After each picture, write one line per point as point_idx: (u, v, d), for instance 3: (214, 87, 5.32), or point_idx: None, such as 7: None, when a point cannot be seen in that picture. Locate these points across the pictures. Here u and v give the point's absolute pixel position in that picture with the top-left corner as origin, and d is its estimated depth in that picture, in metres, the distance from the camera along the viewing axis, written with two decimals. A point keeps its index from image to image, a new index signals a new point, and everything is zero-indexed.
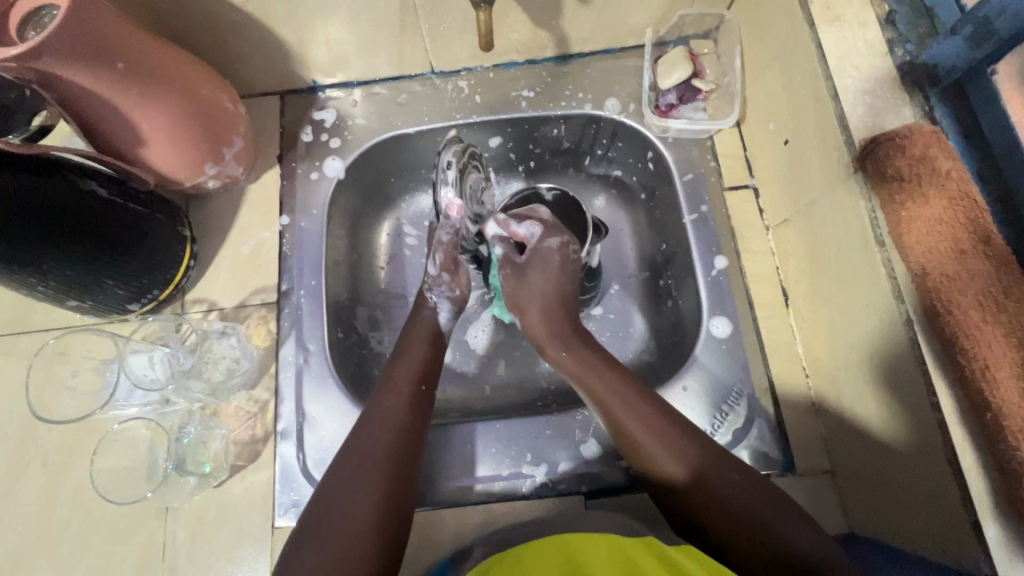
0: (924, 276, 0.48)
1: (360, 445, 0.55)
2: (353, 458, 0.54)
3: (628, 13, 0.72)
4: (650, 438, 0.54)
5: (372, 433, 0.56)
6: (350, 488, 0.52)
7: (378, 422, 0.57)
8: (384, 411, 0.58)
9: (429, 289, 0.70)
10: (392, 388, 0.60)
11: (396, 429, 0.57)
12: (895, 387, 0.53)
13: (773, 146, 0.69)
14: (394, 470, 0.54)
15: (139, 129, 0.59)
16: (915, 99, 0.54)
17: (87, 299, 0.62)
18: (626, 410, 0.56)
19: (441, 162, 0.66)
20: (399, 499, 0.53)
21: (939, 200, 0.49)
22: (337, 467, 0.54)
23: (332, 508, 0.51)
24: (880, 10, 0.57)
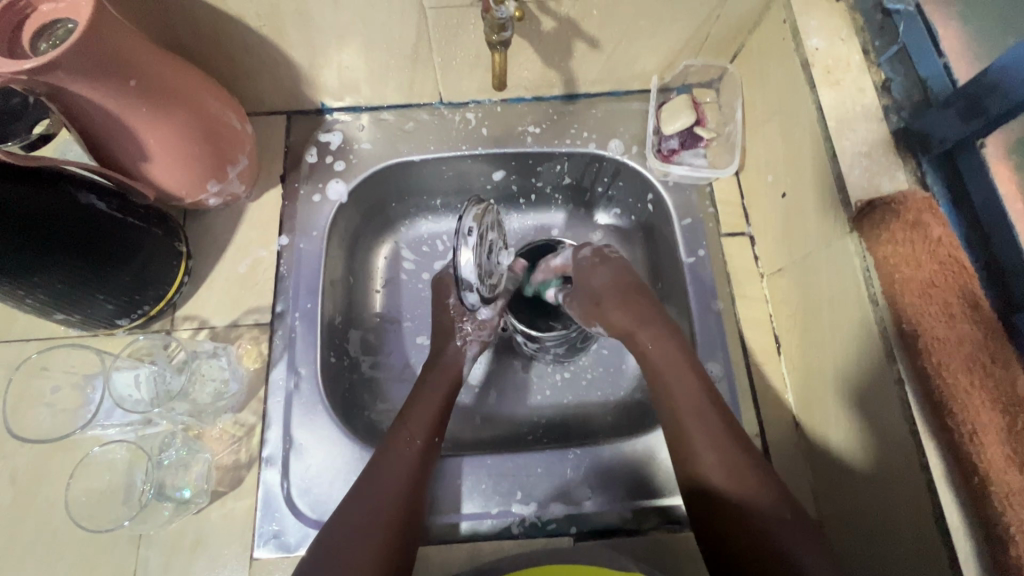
0: (918, 336, 0.50)
1: (365, 499, 0.56)
2: (359, 511, 0.55)
3: (635, 59, 0.75)
4: (704, 434, 0.57)
5: (380, 486, 0.57)
6: (352, 541, 0.53)
7: (390, 471, 0.58)
8: (395, 464, 0.58)
9: (461, 334, 0.72)
10: (404, 438, 0.61)
11: (403, 482, 0.58)
12: (879, 437, 0.54)
13: (769, 197, 0.71)
14: (395, 527, 0.55)
15: (144, 145, 0.58)
16: (907, 164, 0.57)
17: (75, 312, 0.61)
18: (691, 408, 0.59)
19: (461, 225, 0.59)
20: (398, 554, 0.54)
21: (931, 264, 0.51)
22: (339, 518, 0.55)
23: (338, 557, 0.52)
24: (876, 77, 0.61)
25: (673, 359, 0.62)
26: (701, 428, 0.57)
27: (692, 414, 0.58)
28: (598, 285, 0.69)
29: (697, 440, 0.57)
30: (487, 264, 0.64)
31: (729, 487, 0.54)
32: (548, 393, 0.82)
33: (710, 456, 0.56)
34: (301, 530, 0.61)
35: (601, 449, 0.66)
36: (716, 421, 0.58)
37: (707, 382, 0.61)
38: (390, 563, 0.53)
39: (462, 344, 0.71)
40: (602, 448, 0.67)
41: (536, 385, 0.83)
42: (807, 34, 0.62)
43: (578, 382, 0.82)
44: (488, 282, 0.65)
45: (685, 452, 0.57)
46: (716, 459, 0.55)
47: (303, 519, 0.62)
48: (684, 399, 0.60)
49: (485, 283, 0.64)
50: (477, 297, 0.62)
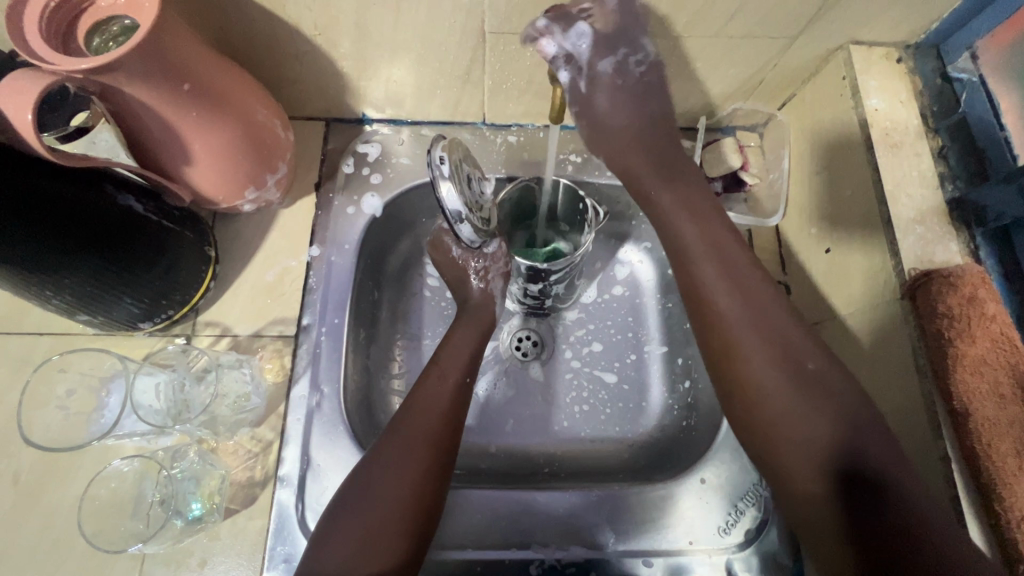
0: (967, 416, 0.49)
1: (405, 427, 0.58)
2: (397, 436, 0.57)
3: (685, 99, 0.74)
4: (801, 408, 0.52)
5: (417, 418, 0.59)
6: (393, 463, 0.56)
7: (421, 411, 0.60)
8: (430, 399, 0.60)
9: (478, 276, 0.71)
10: (437, 375, 0.63)
11: (439, 414, 0.59)
12: None
13: (811, 250, 0.70)
14: (433, 453, 0.57)
15: (189, 149, 0.56)
16: (961, 235, 0.57)
17: (99, 314, 0.59)
18: (788, 385, 0.53)
19: (431, 160, 0.57)
20: (438, 478, 0.56)
21: (984, 341, 0.50)
22: (382, 446, 0.57)
23: (370, 487, 0.54)
24: (933, 144, 0.60)
25: (759, 354, 0.55)
26: (788, 399, 0.52)
27: (782, 385, 0.53)
28: (667, 208, 0.62)
29: (806, 446, 0.51)
30: (474, 196, 0.63)
31: (861, 498, 0.48)
32: (566, 425, 0.81)
33: (812, 459, 0.50)
34: None
35: (624, 494, 0.65)
36: (805, 369, 0.53)
37: (830, 376, 0.53)
38: (430, 484, 0.56)
39: (485, 283, 0.71)
40: (625, 492, 0.65)
41: (555, 415, 0.81)
42: (867, 93, 0.62)
43: (597, 417, 0.81)
44: (478, 214, 0.62)
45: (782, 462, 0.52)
46: (811, 440, 0.51)
47: None
48: (774, 395, 0.53)
49: (475, 213, 0.61)
50: (472, 227, 0.60)
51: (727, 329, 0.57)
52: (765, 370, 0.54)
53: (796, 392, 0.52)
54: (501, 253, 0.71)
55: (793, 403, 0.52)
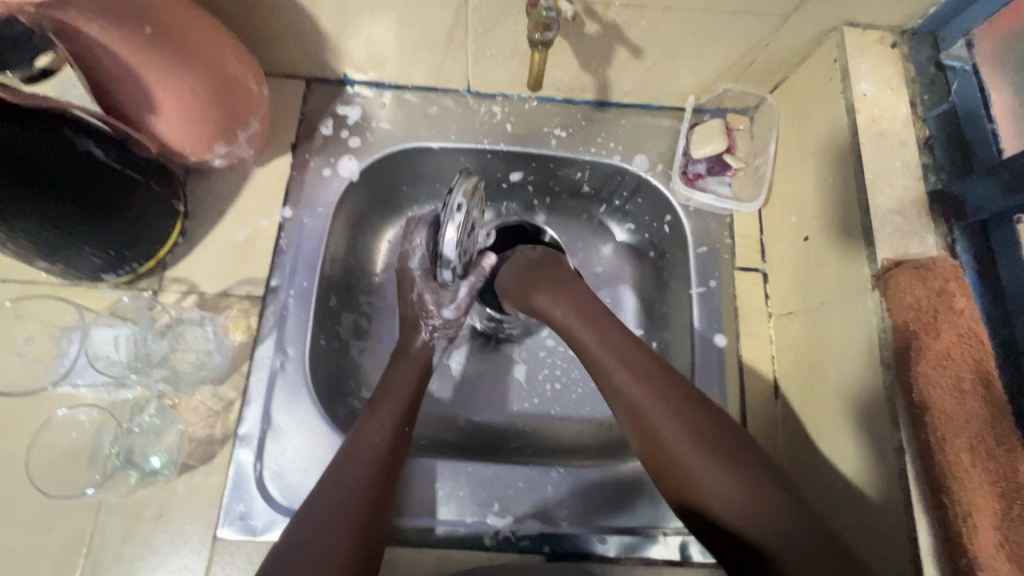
0: (926, 410, 0.49)
1: (340, 484, 0.56)
2: (331, 496, 0.55)
3: (674, 76, 0.72)
4: (713, 472, 0.54)
5: (348, 475, 0.56)
6: (325, 525, 0.52)
7: (355, 470, 0.57)
8: (367, 451, 0.58)
9: (429, 329, 0.70)
10: (375, 425, 0.61)
11: (374, 470, 0.57)
12: (859, 455, 0.55)
13: (790, 238, 0.69)
14: (370, 511, 0.55)
15: (153, 97, 0.55)
16: (938, 228, 0.56)
17: (58, 261, 0.58)
18: (694, 449, 0.55)
19: (450, 202, 0.60)
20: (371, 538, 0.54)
21: (949, 335, 0.49)
22: (314, 506, 0.54)
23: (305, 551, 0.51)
24: (920, 133, 0.59)
25: (689, 452, 0.56)
26: (706, 474, 0.54)
27: (693, 454, 0.55)
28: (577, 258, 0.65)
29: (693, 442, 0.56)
30: (467, 244, 0.65)
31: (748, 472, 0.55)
32: (534, 402, 0.81)
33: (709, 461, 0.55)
34: (269, 516, 0.59)
35: (585, 471, 0.65)
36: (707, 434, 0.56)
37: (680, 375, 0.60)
38: (365, 545, 0.53)
39: (429, 338, 0.70)
40: (585, 471, 0.65)
41: (524, 392, 0.81)
42: (857, 77, 0.60)
43: (567, 395, 0.81)
44: (464, 262, 0.66)
45: (683, 473, 0.56)
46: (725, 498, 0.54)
47: (272, 504, 0.60)
48: (698, 470, 0.55)
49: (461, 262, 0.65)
50: (451, 274, 0.65)
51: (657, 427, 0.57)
52: (692, 457, 0.55)
53: (706, 454, 0.55)
54: (458, 322, 0.72)
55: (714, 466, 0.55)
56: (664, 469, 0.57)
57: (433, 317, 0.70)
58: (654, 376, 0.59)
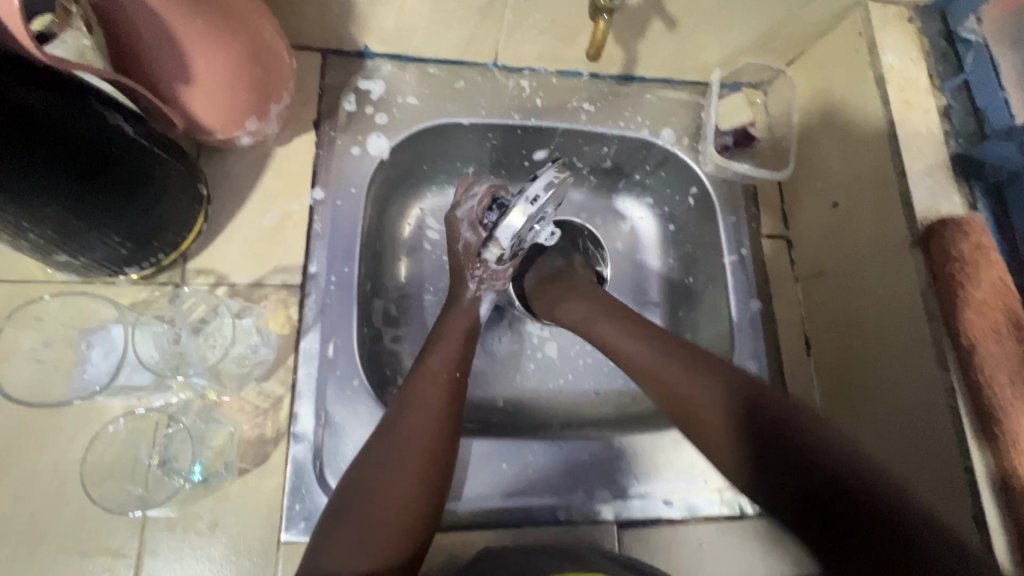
0: (973, 351, 0.54)
1: (397, 432, 0.57)
2: (396, 437, 0.56)
3: (701, 50, 0.74)
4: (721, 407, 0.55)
5: (416, 429, 0.57)
6: (384, 470, 0.55)
7: (417, 414, 0.58)
8: (422, 399, 0.59)
9: (479, 282, 0.70)
10: (428, 374, 0.61)
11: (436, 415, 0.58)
12: (906, 401, 0.60)
13: (815, 204, 0.73)
14: (431, 454, 0.56)
15: (188, 68, 0.49)
16: (962, 189, 0.61)
17: (80, 255, 0.51)
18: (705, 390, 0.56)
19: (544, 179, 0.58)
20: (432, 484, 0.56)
21: (988, 284, 0.55)
22: (371, 452, 0.56)
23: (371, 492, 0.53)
24: (939, 102, 0.64)
25: (701, 394, 0.56)
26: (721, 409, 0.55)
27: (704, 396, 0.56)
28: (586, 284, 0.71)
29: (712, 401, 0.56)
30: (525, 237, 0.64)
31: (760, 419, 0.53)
32: (571, 378, 0.81)
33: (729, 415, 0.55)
34: None
35: (644, 439, 0.67)
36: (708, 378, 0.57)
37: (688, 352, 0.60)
38: (427, 491, 0.55)
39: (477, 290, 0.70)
40: (645, 439, 0.67)
41: (561, 368, 0.82)
42: (883, 50, 0.64)
43: (602, 369, 0.82)
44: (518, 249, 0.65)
45: (700, 419, 0.56)
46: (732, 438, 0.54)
47: None
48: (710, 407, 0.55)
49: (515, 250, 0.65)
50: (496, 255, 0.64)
51: (668, 383, 0.58)
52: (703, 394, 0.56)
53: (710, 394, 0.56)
54: (504, 273, 0.70)
55: (719, 402, 0.55)
56: (698, 421, 0.56)
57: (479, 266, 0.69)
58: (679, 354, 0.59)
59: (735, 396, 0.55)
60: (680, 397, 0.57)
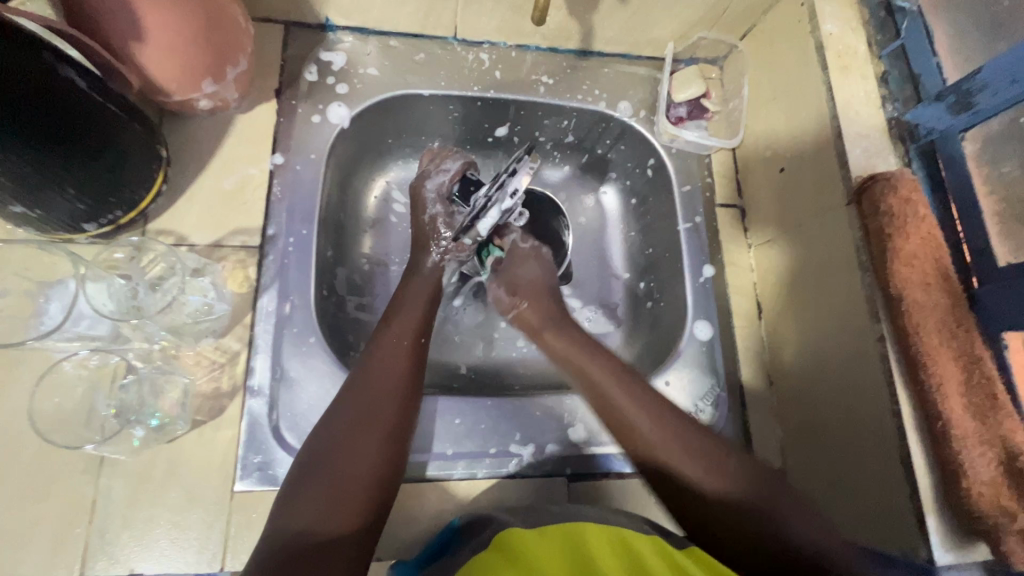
0: (902, 300, 0.56)
1: (364, 393, 0.56)
2: (361, 398, 0.56)
3: (654, 23, 0.76)
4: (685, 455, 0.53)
5: (377, 387, 0.57)
6: (351, 431, 0.53)
7: (382, 374, 0.58)
8: (387, 359, 0.59)
9: (446, 254, 0.70)
10: (392, 338, 0.61)
11: (400, 377, 0.58)
12: (842, 357, 0.62)
13: (766, 172, 0.75)
14: (397, 416, 0.56)
15: (141, 24, 0.51)
16: (897, 150, 0.63)
17: (37, 208, 0.53)
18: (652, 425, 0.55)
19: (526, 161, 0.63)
20: (396, 449, 0.54)
21: (916, 237, 0.57)
22: (336, 416, 0.54)
23: (335, 454, 0.52)
24: (877, 68, 0.66)
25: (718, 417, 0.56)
26: (682, 452, 0.53)
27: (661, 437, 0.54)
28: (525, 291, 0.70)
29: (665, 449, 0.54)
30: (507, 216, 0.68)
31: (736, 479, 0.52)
32: (532, 346, 0.83)
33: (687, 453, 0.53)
34: (291, 462, 0.58)
35: None
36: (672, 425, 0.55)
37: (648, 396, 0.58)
38: (390, 454, 0.54)
39: (441, 258, 0.70)
40: None
41: (521, 337, 0.83)
42: (823, 19, 0.67)
43: None
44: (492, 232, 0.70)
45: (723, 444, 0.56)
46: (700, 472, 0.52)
47: (293, 452, 0.59)
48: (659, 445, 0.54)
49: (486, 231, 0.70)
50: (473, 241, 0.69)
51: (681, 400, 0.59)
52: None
53: (675, 437, 0.54)
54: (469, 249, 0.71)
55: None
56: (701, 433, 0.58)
57: (446, 236, 0.71)
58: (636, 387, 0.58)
59: (735, 478, 0.51)
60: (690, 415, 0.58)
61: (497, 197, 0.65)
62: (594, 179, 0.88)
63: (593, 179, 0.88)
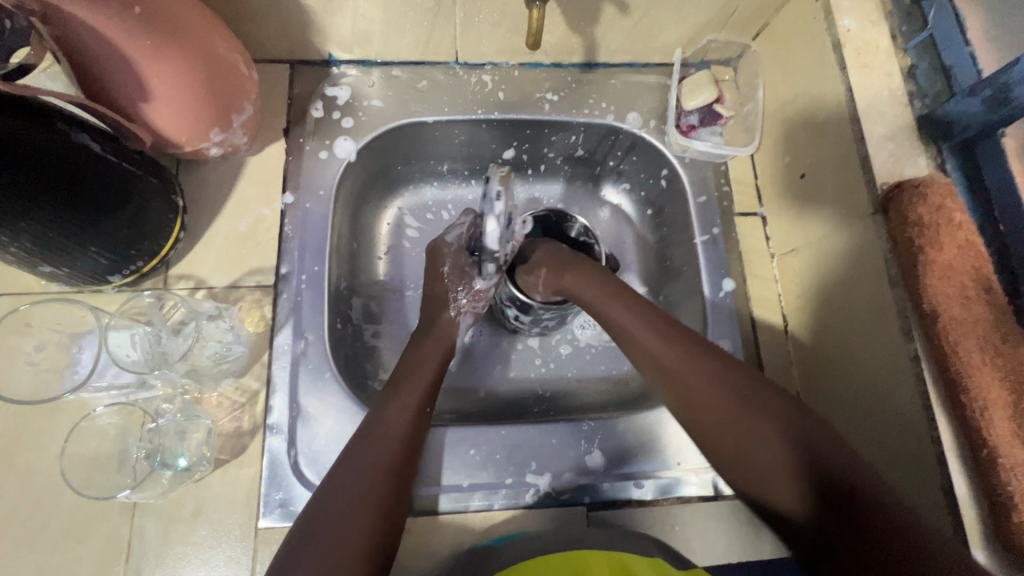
0: (937, 317, 0.52)
1: (366, 461, 0.55)
2: (354, 468, 0.54)
3: (660, 31, 0.74)
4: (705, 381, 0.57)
5: (372, 458, 0.55)
6: (344, 505, 0.52)
7: (379, 444, 0.56)
8: (386, 431, 0.57)
9: (459, 305, 0.69)
10: (394, 405, 0.59)
11: (395, 446, 0.57)
12: (875, 377, 0.58)
13: (786, 177, 0.72)
14: (388, 486, 0.54)
15: (146, 86, 0.53)
16: (928, 150, 0.59)
17: (63, 265, 0.56)
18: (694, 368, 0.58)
19: (488, 190, 0.55)
20: (387, 522, 0.53)
21: (952, 248, 0.53)
22: (331, 486, 0.53)
23: (324, 529, 0.50)
24: (903, 63, 0.62)
25: (773, 449, 0.53)
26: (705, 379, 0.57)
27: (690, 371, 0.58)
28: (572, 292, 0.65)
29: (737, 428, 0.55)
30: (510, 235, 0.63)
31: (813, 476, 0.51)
32: (551, 366, 0.82)
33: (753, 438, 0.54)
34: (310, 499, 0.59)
35: (615, 422, 0.67)
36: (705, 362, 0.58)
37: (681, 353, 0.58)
38: (379, 525, 0.52)
39: (458, 314, 0.69)
40: (615, 421, 0.67)
41: (538, 358, 0.82)
42: (839, 14, 0.63)
43: (582, 357, 0.82)
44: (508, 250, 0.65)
45: (758, 470, 0.54)
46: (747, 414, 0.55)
47: (312, 488, 0.60)
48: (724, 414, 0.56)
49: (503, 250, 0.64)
50: (494, 264, 0.63)
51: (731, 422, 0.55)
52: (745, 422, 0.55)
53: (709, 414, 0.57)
54: (487, 294, 0.69)
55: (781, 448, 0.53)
56: (739, 458, 0.55)
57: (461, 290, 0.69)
58: (692, 351, 0.59)
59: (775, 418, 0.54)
60: (737, 435, 0.55)
61: (486, 208, 0.56)
62: (608, 190, 0.86)
63: (606, 191, 0.86)
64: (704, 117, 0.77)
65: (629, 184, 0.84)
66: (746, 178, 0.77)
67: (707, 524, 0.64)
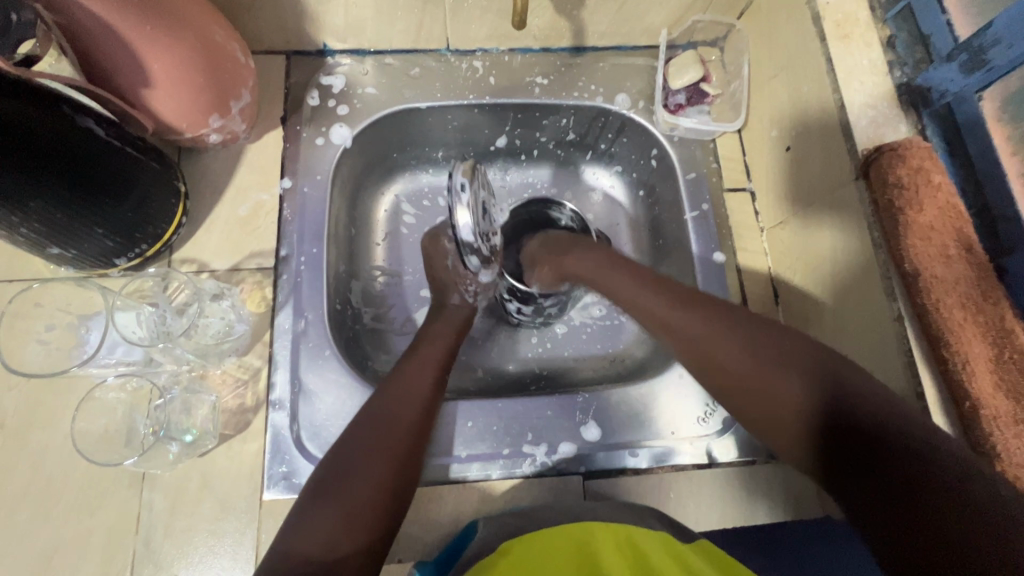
0: (918, 276, 0.53)
1: (381, 416, 0.55)
2: (376, 417, 0.55)
3: (645, 13, 0.76)
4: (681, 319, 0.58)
5: (395, 408, 0.56)
6: (367, 449, 0.52)
7: (400, 396, 0.57)
8: (408, 385, 0.58)
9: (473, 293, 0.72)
10: (415, 364, 0.61)
11: (418, 400, 0.58)
12: (861, 341, 0.60)
13: (773, 151, 0.73)
14: (411, 434, 0.55)
15: (148, 72, 0.56)
16: (909, 117, 0.60)
17: (72, 248, 0.58)
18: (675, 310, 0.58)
19: (452, 185, 0.58)
20: (408, 466, 0.54)
21: (931, 209, 0.54)
22: (352, 434, 0.54)
23: (349, 470, 0.51)
24: (882, 33, 0.63)
25: (750, 372, 0.52)
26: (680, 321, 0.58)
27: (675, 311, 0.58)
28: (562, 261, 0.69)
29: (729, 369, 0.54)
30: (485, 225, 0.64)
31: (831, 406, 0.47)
32: (548, 346, 0.83)
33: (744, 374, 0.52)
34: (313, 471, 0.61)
35: (609, 393, 0.68)
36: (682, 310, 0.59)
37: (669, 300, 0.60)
38: (400, 468, 0.53)
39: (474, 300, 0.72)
40: (610, 393, 0.68)
41: (537, 338, 0.83)
42: None
43: (578, 336, 0.83)
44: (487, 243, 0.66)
45: (757, 405, 0.51)
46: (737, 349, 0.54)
47: (314, 461, 0.62)
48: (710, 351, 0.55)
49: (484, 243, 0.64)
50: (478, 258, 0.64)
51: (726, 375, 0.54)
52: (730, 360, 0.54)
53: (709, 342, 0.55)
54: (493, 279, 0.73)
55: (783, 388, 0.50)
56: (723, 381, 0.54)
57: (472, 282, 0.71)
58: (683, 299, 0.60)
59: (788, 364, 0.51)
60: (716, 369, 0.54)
61: (453, 201, 0.58)
62: (600, 172, 0.87)
63: (597, 174, 0.87)
64: (692, 95, 0.79)
65: (619, 165, 0.85)
66: (734, 155, 0.78)
67: (701, 491, 0.65)
